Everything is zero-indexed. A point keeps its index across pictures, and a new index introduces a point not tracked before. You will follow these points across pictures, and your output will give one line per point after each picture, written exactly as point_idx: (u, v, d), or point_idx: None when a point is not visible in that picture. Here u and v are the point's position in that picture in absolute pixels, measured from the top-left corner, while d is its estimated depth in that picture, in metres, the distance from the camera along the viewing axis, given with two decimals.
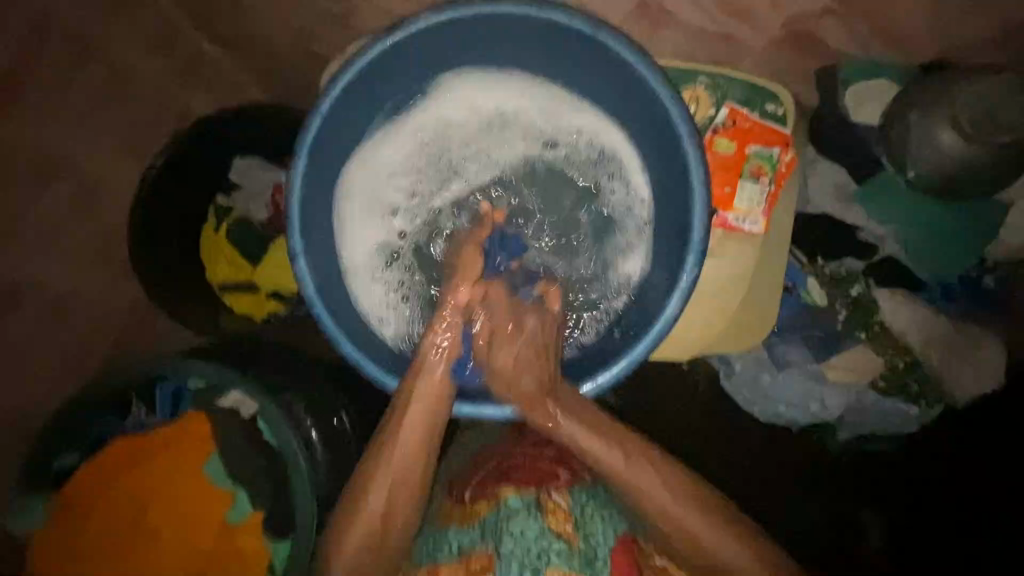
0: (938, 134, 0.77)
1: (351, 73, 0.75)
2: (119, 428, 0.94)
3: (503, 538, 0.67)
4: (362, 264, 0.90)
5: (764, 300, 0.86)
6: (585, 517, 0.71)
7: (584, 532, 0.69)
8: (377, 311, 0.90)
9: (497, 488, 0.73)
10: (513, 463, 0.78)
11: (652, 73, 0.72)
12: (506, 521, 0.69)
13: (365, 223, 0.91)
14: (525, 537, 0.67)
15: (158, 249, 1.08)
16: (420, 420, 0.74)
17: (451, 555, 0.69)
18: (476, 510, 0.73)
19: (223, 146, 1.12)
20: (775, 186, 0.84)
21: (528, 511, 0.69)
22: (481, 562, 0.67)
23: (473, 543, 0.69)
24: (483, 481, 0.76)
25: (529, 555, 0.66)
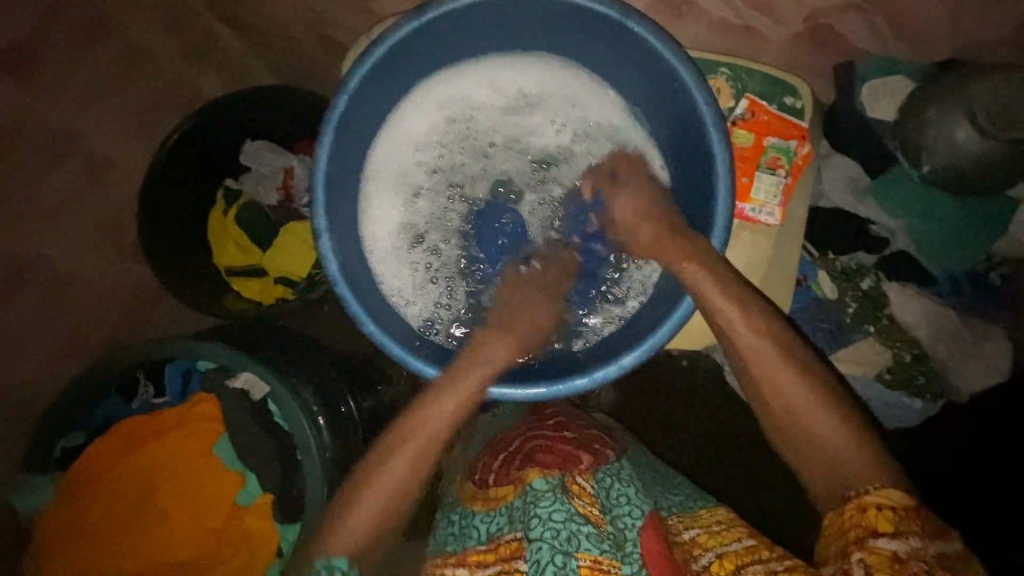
0: (954, 129, 0.78)
1: (378, 51, 0.75)
2: (126, 408, 0.93)
3: (532, 522, 0.67)
4: (385, 244, 0.92)
5: (778, 291, 0.86)
6: (609, 499, 0.72)
7: (610, 515, 0.70)
8: (399, 290, 0.92)
9: (522, 472, 0.74)
10: (536, 444, 0.78)
11: (679, 59, 0.73)
12: (534, 505, 0.68)
13: (388, 203, 0.93)
14: (554, 520, 0.67)
15: (166, 228, 1.07)
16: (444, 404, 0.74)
17: (483, 541, 0.72)
18: (500, 493, 0.74)
19: (236, 128, 1.12)
20: (791, 178, 0.85)
21: (553, 494, 0.69)
22: (512, 547, 0.69)
23: (500, 527, 0.71)
24: (506, 465, 0.77)
25: (559, 539, 0.66)
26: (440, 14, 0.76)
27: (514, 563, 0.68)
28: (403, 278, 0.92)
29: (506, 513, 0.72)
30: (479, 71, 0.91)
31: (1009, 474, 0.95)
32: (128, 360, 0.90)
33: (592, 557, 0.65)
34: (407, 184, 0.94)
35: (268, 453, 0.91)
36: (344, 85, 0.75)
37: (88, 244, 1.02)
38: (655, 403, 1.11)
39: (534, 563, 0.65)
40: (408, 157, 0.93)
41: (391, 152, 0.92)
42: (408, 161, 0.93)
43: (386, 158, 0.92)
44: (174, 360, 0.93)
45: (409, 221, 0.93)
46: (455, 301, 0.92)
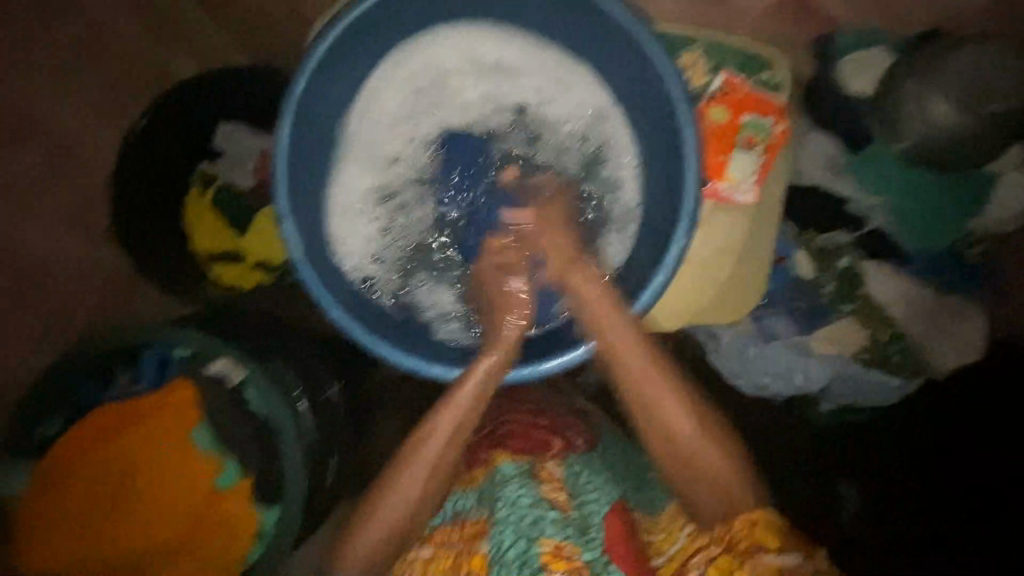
0: (930, 103, 0.79)
1: (339, 28, 0.72)
2: (99, 396, 0.92)
3: (498, 505, 0.70)
4: (352, 227, 0.90)
5: (752, 271, 0.86)
6: (578, 486, 0.74)
7: (577, 500, 0.72)
8: (367, 273, 0.90)
9: (493, 455, 0.77)
10: (507, 431, 0.81)
11: (649, 35, 0.71)
12: (500, 488, 0.71)
13: (355, 184, 0.91)
14: (519, 504, 0.69)
15: (136, 215, 1.05)
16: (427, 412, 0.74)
17: (444, 520, 0.74)
18: (474, 477, 0.77)
19: (202, 108, 1.07)
20: (767, 155, 0.83)
21: (520, 480, 0.72)
22: (476, 527, 0.70)
23: (469, 508, 0.74)
24: (477, 448, 0.80)
25: (523, 523, 0.68)
26: None
27: (477, 543, 0.69)
28: (370, 261, 0.91)
29: (474, 493, 0.75)
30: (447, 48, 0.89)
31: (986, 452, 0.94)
32: (105, 345, 0.90)
33: (553, 542, 0.67)
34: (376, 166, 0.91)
35: (246, 435, 0.92)
36: (302, 62, 0.73)
37: (58, 229, 1.01)
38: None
39: (496, 544, 0.67)
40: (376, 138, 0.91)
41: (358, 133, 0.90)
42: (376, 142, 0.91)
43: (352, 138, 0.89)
44: (150, 345, 0.93)
45: (378, 207, 0.92)
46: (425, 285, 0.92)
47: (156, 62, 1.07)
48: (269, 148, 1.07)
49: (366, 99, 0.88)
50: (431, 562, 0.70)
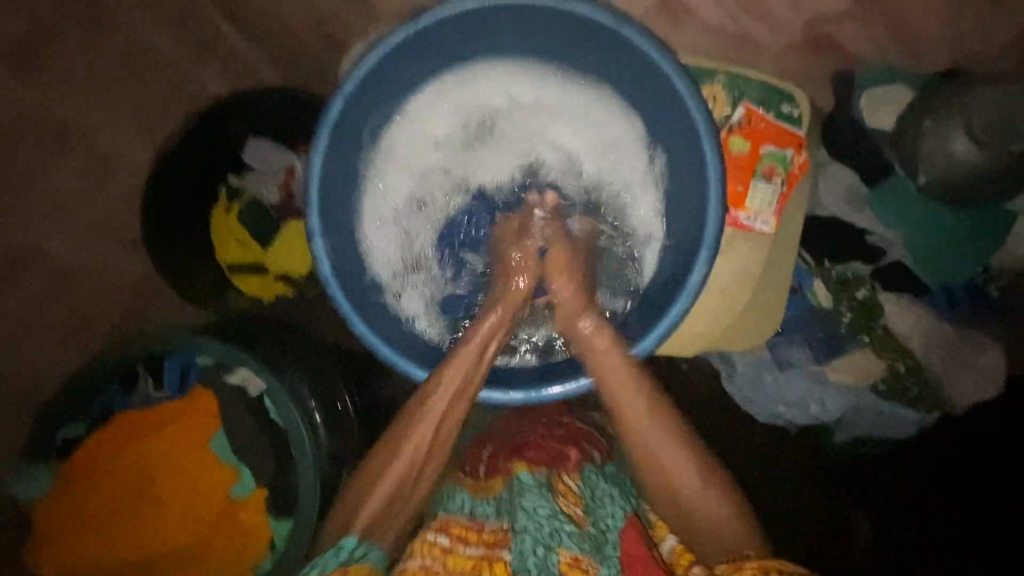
0: (951, 140, 0.78)
1: (375, 54, 0.75)
2: (123, 404, 0.94)
3: (517, 513, 0.68)
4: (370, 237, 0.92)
5: (766, 299, 0.87)
6: (593, 499, 0.73)
7: (593, 516, 0.71)
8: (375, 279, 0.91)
9: (510, 464, 0.76)
10: (526, 442, 0.81)
11: (673, 69, 0.72)
12: (520, 496, 0.70)
13: (375, 196, 0.92)
14: (537, 513, 0.68)
15: (168, 235, 1.09)
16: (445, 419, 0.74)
17: (463, 514, 0.70)
18: (489, 484, 0.75)
19: (235, 127, 1.13)
20: (786, 187, 0.85)
21: (539, 490, 0.71)
22: (496, 535, 0.67)
23: (486, 513, 0.70)
24: (492, 457, 0.80)
25: (542, 532, 0.66)
26: (435, 20, 0.76)
27: (497, 551, 0.66)
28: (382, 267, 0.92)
29: (493, 501, 0.72)
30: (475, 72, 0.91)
31: (998, 474, 0.95)
32: (130, 352, 0.93)
33: (571, 554, 0.65)
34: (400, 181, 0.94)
35: (260, 448, 0.93)
36: (340, 89, 0.75)
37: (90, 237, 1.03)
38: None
39: (517, 554, 0.65)
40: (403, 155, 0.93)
41: (392, 151, 0.93)
42: (406, 158, 0.94)
43: (384, 155, 0.92)
44: (172, 353, 0.94)
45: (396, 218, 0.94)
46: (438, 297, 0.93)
47: (191, 81, 1.11)
48: (295, 166, 1.12)
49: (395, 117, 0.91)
50: (448, 555, 0.64)
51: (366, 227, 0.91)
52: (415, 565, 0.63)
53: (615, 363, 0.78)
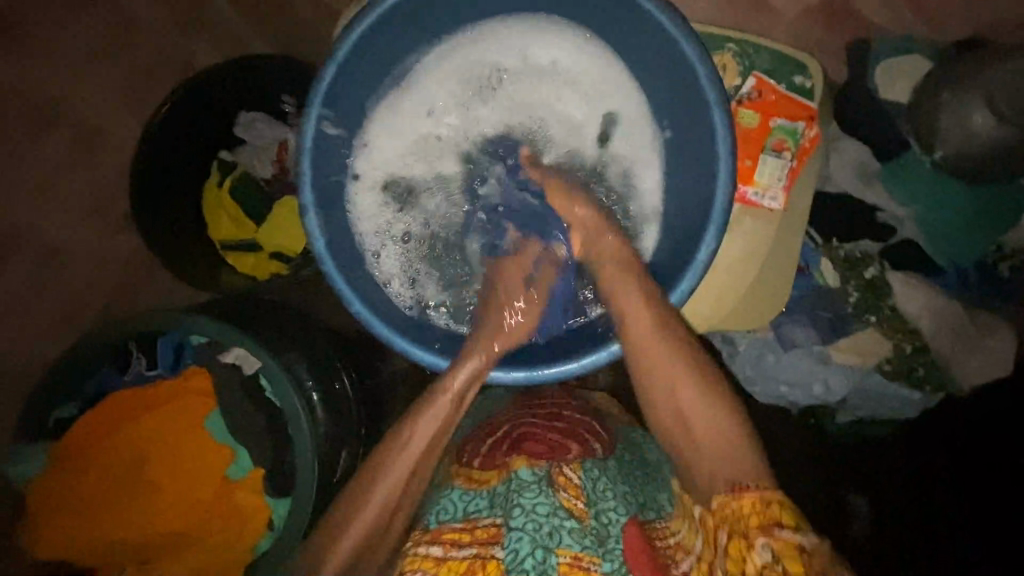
0: (971, 112, 0.76)
1: (373, 17, 0.72)
2: (119, 381, 0.94)
3: (514, 510, 0.66)
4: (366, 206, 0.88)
5: (773, 278, 0.85)
6: (595, 493, 0.70)
7: (595, 509, 0.69)
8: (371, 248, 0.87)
9: (509, 459, 0.73)
10: (525, 433, 0.78)
11: (684, 34, 0.69)
12: (517, 494, 0.67)
13: (371, 163, 0.88)
14: (535, 512, 0.66)
15: (159, 210, 1.06)
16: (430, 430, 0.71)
17: (457, 520, 0.71)
18: (486, 478, 0.74)
19: (227, 99, 1.09)
20: (797, 161, 0.82)
21: (538, 487, 0.68)
22: (489, 532, 0.68)
23: (480, 510, 0.71)
24: (491, 453, 0.78)
25: (539, 532, 0.65)
26: None
27: (491, 549, 0.67)
28: (376, 236, 0.88)
29: (489, 497, 0.72)
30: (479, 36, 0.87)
31: (995, 454, 0.95)
32: (121, 331, 0.90)
33: (572, 553, 0.65)
34: (398, 147, 0.90)
35: (255, 429, 0.91)
36: (333, 54, 0.72)
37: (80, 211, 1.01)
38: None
39: (512, 552, 0.65)
40: (403, 121, 0.89)
41: (394, 116, 0.88)
42: (406, 123, 0.89)
43: (384, 121, 0.88)
44: (167, 333, 0.93)
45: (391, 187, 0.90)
46: (435, 271, 0.90)
47: (181, 50, 1.07)
48: (290, 140, 1.10)
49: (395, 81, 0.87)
50: (442, 564, 0.67)
51: (361, 194, 0.87)
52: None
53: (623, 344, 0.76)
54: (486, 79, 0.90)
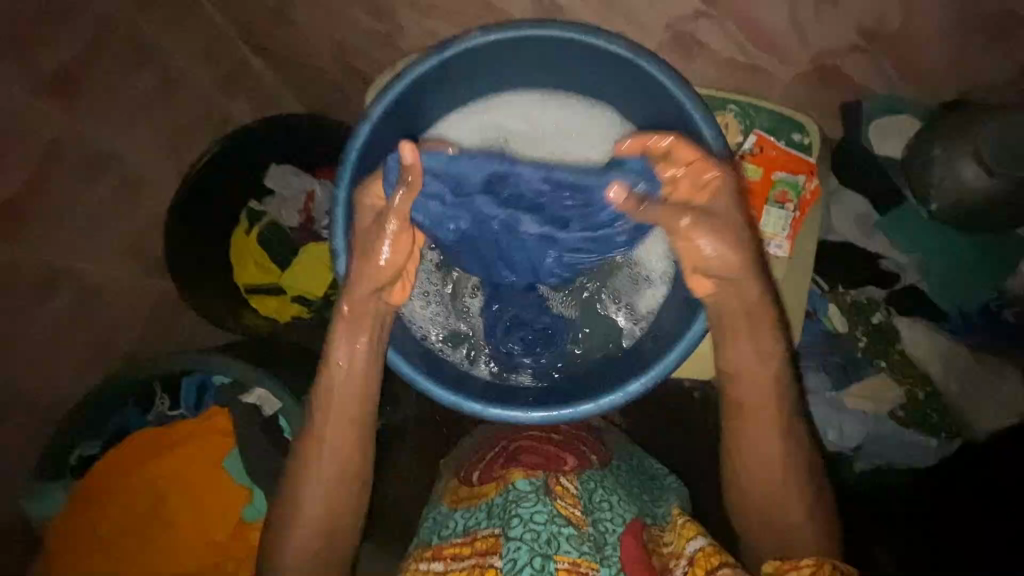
0: (962, 168, 0.79)
1: (400, 85, 0.78)
2: (141, 421, 0.96)
3: (513, 522, 0.67)
4: None
5: (787, 322, 0.87)
6: (592, 503, 0.71)
7: (591, 517, 0.70)
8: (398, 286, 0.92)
9: (507, 472, 0.75)
10: (521, 445, 0.80)
11: (689, 99, 0.75)
12: (515, 505, 0.69)
13: None
14: (534, 521, 0.67)
15: (190, 255, 1.12)
16: (334, 432, 0.75)
17: (458, 535, 0.72)
18: (484, 492, 0.75)
19: (258, 154, 1.17)
20: (799, 212, 0.86)
21: (535, 496, 0.70)
22: (488, 542, 0.68)
23: (479, 523, 0.71)
24: (490, 465, 0.79)
25: (539, 541, 0.66)
26: (461, 51, 0.78)
27: (490, 558, 0.67)
28: None
29: (485, 508, 0.73)
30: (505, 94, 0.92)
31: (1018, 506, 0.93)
32: (145, 373, 0.93)
33: (570, 559, 0.65)
34: None
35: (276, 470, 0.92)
36: (367, 116, 0.78)
37: (117, 257, 1.04)
38: (651, 423, 1.15)
39: (509, 560, 0.65)
40: None
41: None
42: None
43: None
44: (191, 373, 0.95)
45: None
46: (458, 309, 0.94)
47: (220, 108, 1.16)
48: (316, 191, 1.19)
49: (425, 134, 0.92)
50: None
51: None
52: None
53: (639, 383, 0.76)
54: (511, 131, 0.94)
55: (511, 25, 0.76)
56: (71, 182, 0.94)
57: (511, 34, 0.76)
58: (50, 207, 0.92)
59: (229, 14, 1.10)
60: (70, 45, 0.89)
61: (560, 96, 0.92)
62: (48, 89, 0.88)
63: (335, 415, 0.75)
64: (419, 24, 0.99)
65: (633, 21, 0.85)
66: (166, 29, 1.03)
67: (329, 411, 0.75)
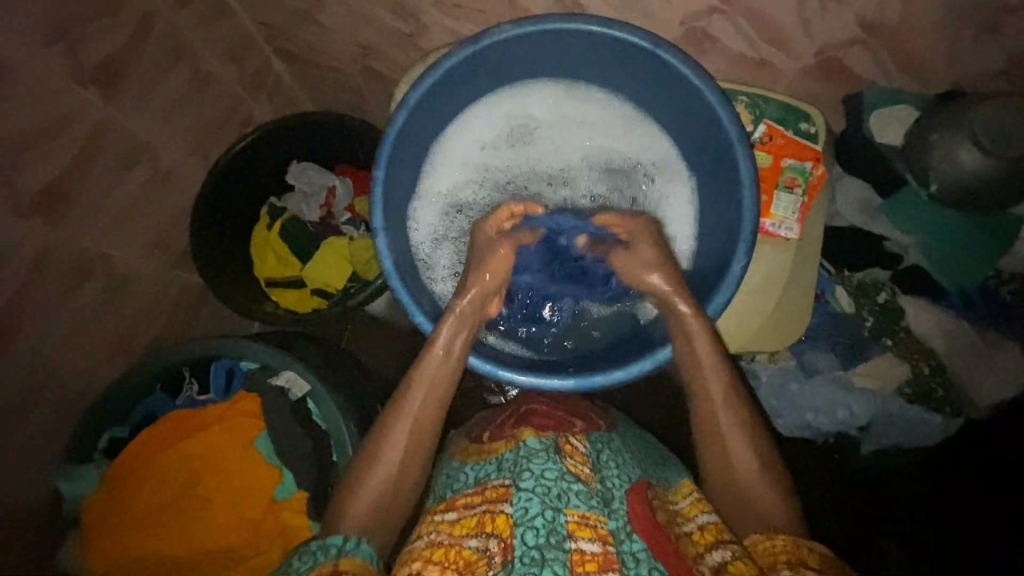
0: (958, 151, 0.84)
1: (435, 74, 0.82)
2: (169, 405, 0.98)
3: (524, 474, 0.67)
4: (426, 229, 0.99)
5: (796, 300, 0.92)
6: (599, 461, 0.74)
7: (599, 474, 0.71)
8: (428, 264, 0.98)
9: (516, 431, 0.77)
10: (533, 409, 0.82)
11: (707, 86, 0.79)
12: (527, 460, 0.69)
13: (431, 190, 0.99)
14: (545, 476, 0.67)
15: (215, 246, 1.15)
16: (420, 410, 0.76)
17: (471, 486, 0.73)
18: (495, 448, 0.77)
19: (281, 151, 1.20)
20: (808, 197, 0.92)
21: (546, 453, 0.70)
22: (498, 491, 0.69)
23: (489, 475, 0.72)
24: (501, 427, 0.81)
25: (550, 495, 0.65)
26: (492, 42, 0.82)
27: (500, 505, 0.67)
28: (434, 253, 0.98)
29: (496, 462, 0.74)
30: (530, 86, 0.97)
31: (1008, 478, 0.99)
32: (174, 357, 0.95)
33: (579, 512, 0.64)
34: (454, 179, 0.99)
35: (305, 450, 0.94)
36: (404, 101, 0.82)
37: (147, 247, 1.08)
38: (661, 405, 1.19)
39: (519, 507, 0.65)
40: (460, 155, 0.99)
41: (452, 151, 0.99)
42: (463, 157, 0.99)
43: (445, 153, 0.99)
44: (219, 359, 0.98)
45: (447, 213, 0.99)
46: None
47: (243, 110, 1.22)
48: (335, 186, 1.23)
49: (454, 122, 0.97)
50: (456, 524, 0.67)
51: (421, 216, 0.99)
52: (422, 542, 0.67)
53: (668, 349, 0.80)
54: (535, 121, 0.99)
55: (541, 18, 0.81)
56: (108, 173, 0.97)
57: (540, 26, 0.81)
58: (88, 196, 0.95)
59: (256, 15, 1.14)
60: (113, 40, 0.93)
61: (583, 87, 0.97)
62: (89, 82, 0.90)
63: (419, 397, 0.76)
64: (443, 24, 1.05)
65: (651, 19, 0.90)
66: (200, 28, 1.07)
67: (418, 387, 0.77)
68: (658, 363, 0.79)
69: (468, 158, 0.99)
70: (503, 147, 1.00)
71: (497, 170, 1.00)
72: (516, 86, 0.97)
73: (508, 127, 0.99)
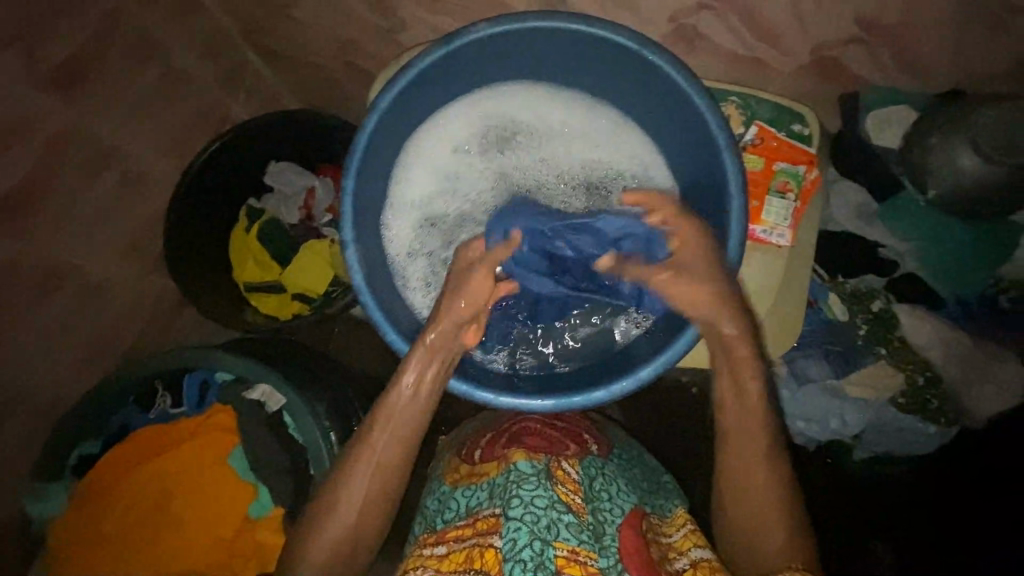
0: (959, 156, 0.80)
1: (405, 77, 0.78)
2: (142, 419, 0.94)
3: (513, 502, 0.64)
4: (402, 236, 0.95)
5: (790, 309, 0.87)
6: (592, 489, 0.71)
7: (592, 504, 0.69)
8: (405, 274, 0.94)
9: (509, 452, 0.73)
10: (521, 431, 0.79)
11: (693, 89, 0.75)
12: (517, 485, 0.66)
13: (407, 196, 0.95)
14: (535, 505, 0.64)
15: (190, 251, 1.11)
16: (387, 449, 0.74)
17: (461, 516, 0.71)
18: (486, 470, 0.74)
19: (257, 151, 1.16)
20: (801, 202, 0.87)
21: (538, 479, 0.67)
22: (489, 522, 0.67)
23: (480, 502, 0.70)
24: (494, 444, 0.77)
25: (538, 525, 0.63)
26: (465, 43, 0.78)
27: (490, 538, 0.66)
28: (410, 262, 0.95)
29: (487, 488, 0.71)
30: (509, 86, 0.92)
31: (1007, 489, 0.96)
32: (137, 373, 0.90)
33: (569, 547, 0.62)
34: (430, 184, 0.96)
35: (281, 463, 0.91)
36: (374, 106, 0.78)
37: (118, 255, 1.03)
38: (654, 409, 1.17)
39: (507, 541, 0.63)
40: (437, 159, 0.95)
41: (427, 154, 0.95)
42: (439, 161, 0.95)
43: (420, 157, 0.94)
44: (191, 371, 0.94)
45: (424, 218, 0.96)
46: None
47: (221, 105, 1.16)
48: (316, 187, 1.19)
49: (430, 125, 0.93)
50: (444, 559, 0.68)
51: (397, 225, 0.95)
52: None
53: (651, 367, 0.76)
54: (515, 123, 0.94)
55: (516, 18, 0.76)
56: (72, 179, 0.93)
57: (515, 26, 0.77)
58: (53, 203, 0.91)
59: (228, 9, 1.08)
60: (72, 40, 0.88)
61: (564, 88, 0.92)
62: (48, 86, 0.86)
63: (383, 429, 0.74)
64: (423, 19, 1.00)
65: (637, 15, 0.85)
66: (168, 25, 1.02)
67: (383, 429, 0.74)
68: (640, 382, 0.76)
69: (445, 162, 0.95)
70: (482, 150, 0.96)
71: (475, 174, 0.96)
72: (494, 86, 0.92)
73: (486, 129, 0.95)
